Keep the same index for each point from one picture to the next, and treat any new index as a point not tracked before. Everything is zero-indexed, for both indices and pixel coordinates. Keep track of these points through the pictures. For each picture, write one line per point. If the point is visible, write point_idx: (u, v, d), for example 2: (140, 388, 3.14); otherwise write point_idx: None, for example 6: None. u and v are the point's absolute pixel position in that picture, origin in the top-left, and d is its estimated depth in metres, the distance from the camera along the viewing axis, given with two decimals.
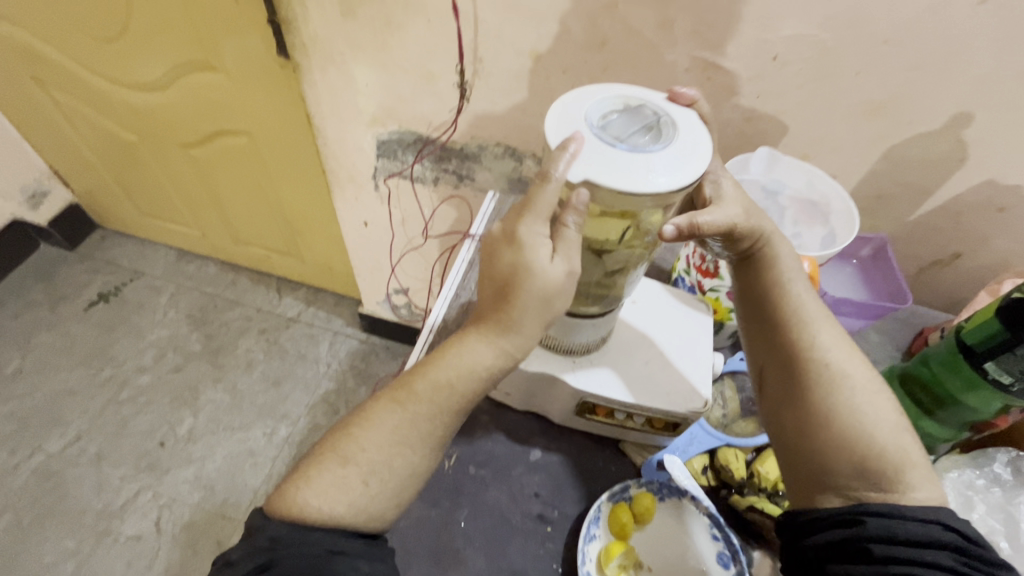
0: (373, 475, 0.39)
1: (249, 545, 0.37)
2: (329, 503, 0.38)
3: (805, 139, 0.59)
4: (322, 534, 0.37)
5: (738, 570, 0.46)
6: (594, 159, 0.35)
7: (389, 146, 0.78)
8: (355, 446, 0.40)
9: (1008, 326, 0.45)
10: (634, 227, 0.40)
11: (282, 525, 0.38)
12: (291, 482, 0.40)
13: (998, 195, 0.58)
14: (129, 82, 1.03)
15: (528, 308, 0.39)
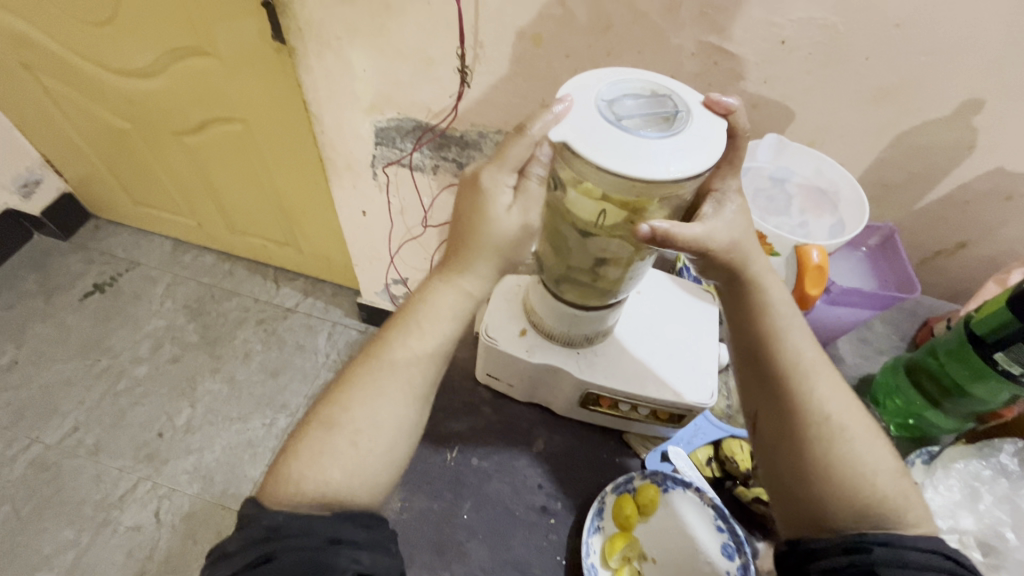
0: (361, 433, 0.38)
1: (244, 537, 0.35)
2: (321, 473, 0.37)
3: (812, 126, 0.57)
4: (318, 524, 0.35)
5: (743, 562, 0.46)
6: (589, 134, 0.34)
7: (388, 134, 0.77)
8: (337, 408, 0.39)
9: (1019, 317, 0.44)
10: (626, 213, 0.38)
11: (275, 514, 0.35)
12: (281, 457, 0.38)
13: (1005, 183, 0.58)
14: (119, 68, 1.01)
15: (478, 254, 0.40)
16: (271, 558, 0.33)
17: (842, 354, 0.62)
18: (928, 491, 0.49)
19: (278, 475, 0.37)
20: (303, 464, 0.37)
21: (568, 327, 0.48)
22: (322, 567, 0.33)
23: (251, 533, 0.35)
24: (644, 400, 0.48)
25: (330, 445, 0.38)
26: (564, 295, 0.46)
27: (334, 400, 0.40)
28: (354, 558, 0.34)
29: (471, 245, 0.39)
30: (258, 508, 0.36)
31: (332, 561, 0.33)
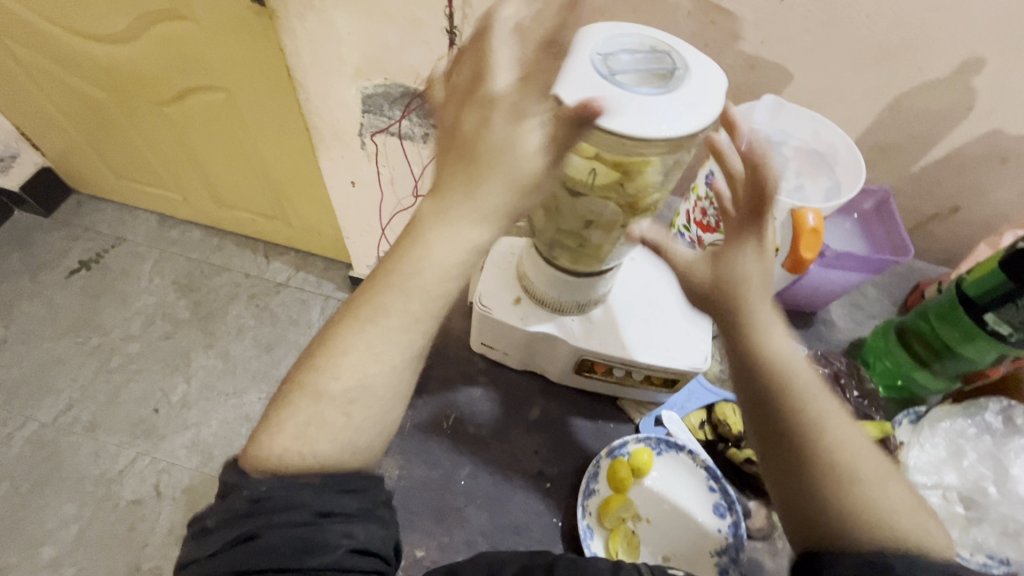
0: (353, 403, 0.36)
1: (225, 509, 0.34)
2: (307, 444, 0.35)
3: (810, 88, 0.56)
4: (303, 496, 0.34)
5: (733, 520, 0.47)
6: (585, 90, 0.33)
7: (375, 100, 0.74)
8: (325, 375, 0.37)
9: (1010, 277, 0.44)
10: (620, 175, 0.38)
11: (256, 485, 0.34)
12: (264, 425, 0.37)
13: (1002, 146, 0.57)
14: (92, 34, 0.97)
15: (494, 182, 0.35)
16: (255, 535, 0.33)
17: (834, 319, 0.63)
18: (913, 449, 0.51)
19: (260, 442, 0.36)
20: (283, 435, 0.35)
21: (560, 293, 0.47)
22: (311, 543, 0.33)
23: (234, 507, 0.34)
24: (639, 365, 0.49)
25: (319, 414, 0.36)
26: (557, 261, 0.45)
27: (314, 363, 0.37)
28: (344, 531, 0.34)
29: (487, 174, 0.34)
30: (240, 475, 0.35)
31: (321, 536, 0.33)
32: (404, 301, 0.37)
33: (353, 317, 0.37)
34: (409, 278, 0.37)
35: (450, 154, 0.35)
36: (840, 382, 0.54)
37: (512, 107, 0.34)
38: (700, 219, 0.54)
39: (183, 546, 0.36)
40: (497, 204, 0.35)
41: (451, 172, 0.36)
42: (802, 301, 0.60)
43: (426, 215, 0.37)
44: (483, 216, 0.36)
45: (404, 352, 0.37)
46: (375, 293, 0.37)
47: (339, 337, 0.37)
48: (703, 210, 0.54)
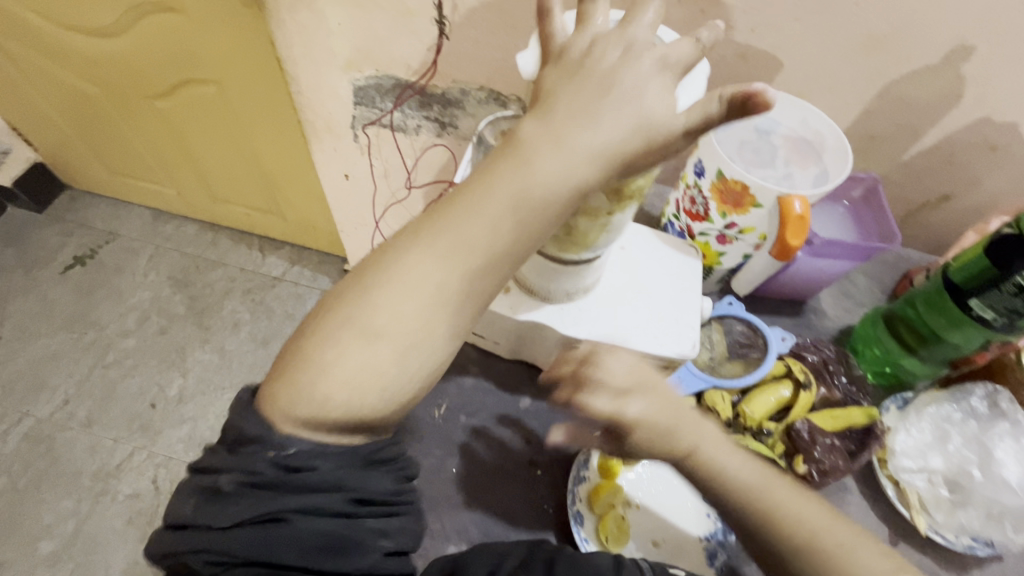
0: (411, 353, 0.34)
1: (251, 468, 0.33)
2: (354, 393, 0.34)
3: (799, 77, 0.56)
4: (344, 483, 0.34)
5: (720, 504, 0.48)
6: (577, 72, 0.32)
7: (367, 93, 0.74)
8: (387, 316, 0.34)
9: (996, 263, 0.45)
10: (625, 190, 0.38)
11: (293, 457, 0.33)
12: (300, 365, 0.34)
13: (991, 134, 0.57)
14: (81, 28, 0.96)
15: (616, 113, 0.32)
16: (288, 518, 0.33)
17: (824, 308, 0.63)
18: (900, 434, 0.52)
19: (298, 386, 0.34)
20: (332, 381, 0.34)
21: (548, 281, 0.47)
22: (349, 541, 0.34)
23: (263, 474, 0.33)
24: (627, 353, 0.49)
25: (375, 360, 0.34)
26: (544, 249, 0.43)
27: (371, 297, 0.34)
28: (380, 530, 0.35)
29: (609, 99, 0.32)
30: (268, 429, 0.34)
31: (358, 534, 0.34)
32: (492, 235, 0.34)
33: (427, 247, 0.34)
34: (500, 203, 0.33)
35: (581, 82, 0.33)
36: (828, 369, 0.55)
37: (654, 64, 0.34)
38: (689, 208, 0.54)
39: (189, 493, 0.35)
40: (606, 139, 0.32)
41: (574, 97, 0.33)
42: (791, 289, 0.61)
43: (532, 130, 0.33)
44: (592, 152, 0.32)
45: (470, 305, 0.35)
46: (461, 215, 0.34)
47: (411, 271, 0.34)
48: (692, 199, 0.54)
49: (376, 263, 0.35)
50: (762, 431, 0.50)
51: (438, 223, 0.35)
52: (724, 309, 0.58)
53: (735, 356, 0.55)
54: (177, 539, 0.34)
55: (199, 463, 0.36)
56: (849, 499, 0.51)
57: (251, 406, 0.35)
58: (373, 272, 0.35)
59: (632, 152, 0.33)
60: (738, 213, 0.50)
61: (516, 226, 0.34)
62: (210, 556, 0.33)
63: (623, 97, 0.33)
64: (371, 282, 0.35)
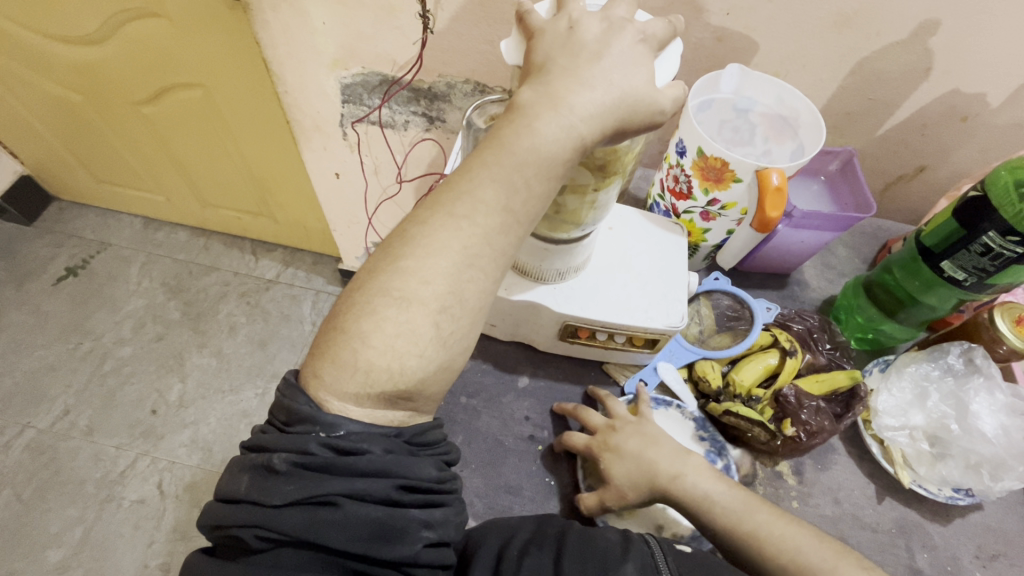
0: (443, 313, 0.33)
1: (300, 449, 0.31)
2: (397, 358, 0.33)
3: (776, 56, 0.58)
4: (391, 469, 0.32)
5: (724, 464, 0.50)
6: (562, 54, 0.34)
7: (354, 90, 0.75)
8: (415, 280, 0.33)
9: (964, 225, 0.47)
10: (611, 163, 0.41)
11: (342, 439, 0.32)
12: (337, 341, 0.33)
13: (961, 105, 0.59)
14: (64, 36, 0.96)
15: (602, 86, 0.33)
16: (337, 502, 0.31)
17: (808, 279, 0.65)
18: (882, 394, 0.54)
19: (341, 360, 0.33)
20: (372, 351, 0.33)
21: (541, 262, 0.48)
22: (395, 531, 0.32)
23: (313, 455, 0.31)
24: (620, 328, 0.51)
25: (410, 324, 0.33)
26: (538, 232, 0.45)
27: (397, 265, 0.34)
28: (425, 521, 0.33)
29: (594, 75, 0.33)
30: (318, 409, 0.32)
31: (403, 524, 0.32)
32: (505, 194, 0.33)
33: (446, 214, 0.34)
34: (511, 164, 0.33)
35: (571, 54, 0.34)
36: (812, 337, 0.57)
37: (636, 42, 0.35)
38: (673, 187, 0.56)
39: (241, 470, 0.33)
40: (602, 106, 0.33)
41: (568, 62, 0.34)
42: (773, 262, 0.63)
43: (530, 97, 0.33)
44: (588, 120, 0.33)
45: (499, 262, 0.35)
46: (468, 179, 0.34)
47: (434, 237, 0.34)
48: (676, 177, 0.56)
49: (399, 236, 0.35)
50: (752, 398, 0.52)
51: (452, 190, 0.35)
52: (711, 283, 0.60)
53: (723, 329, 0.57)
54: (225, 513, 0.32)
55: (251, 441, 0.34)
56: (836, 458, 0.54)
57: (299, 385, 0.34)
58: (396, 245, 0.34)
59: (632, 107, 0.33)
60: (719, 188, 0.52)
61: (531, 183, 0.33)
62: (260, 532, 0.31)
63: (618, 59, 0.34)
64: (397, 251, 0.34)
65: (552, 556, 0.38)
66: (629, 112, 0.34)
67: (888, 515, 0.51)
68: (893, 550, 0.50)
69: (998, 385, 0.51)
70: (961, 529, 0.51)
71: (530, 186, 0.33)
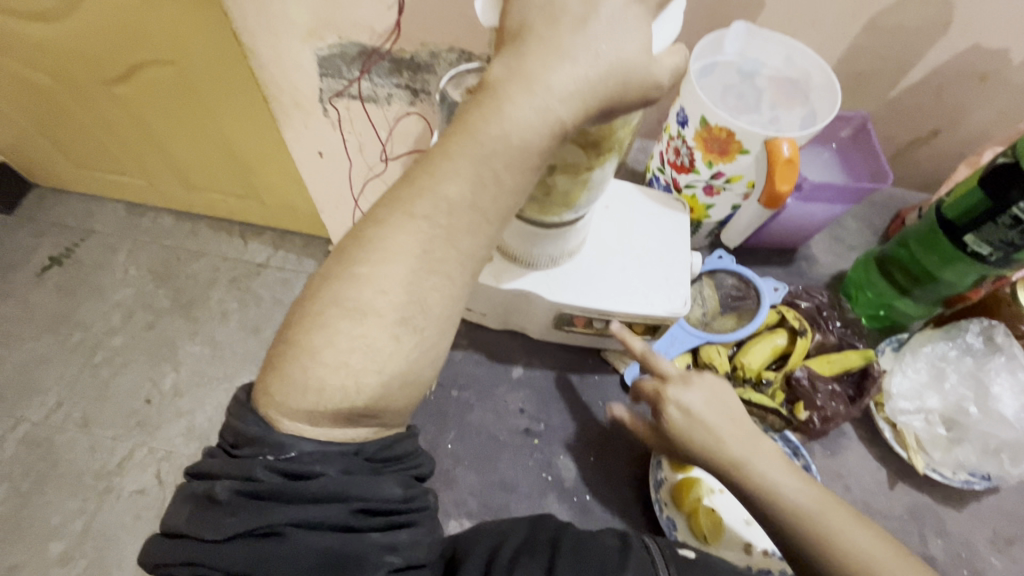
0: (404, 325, 0.30)
1: (247, 476, 0.29)
2: (352, 375, 0.30)
3: (783, 13, 0.53)
4: (347, 492, 0.30)
5: (803, 463, 0.49)
6: (540, 16, 0.29)
7: (331, 63, 0.70)
8: (379, 282, 0.30)
9: (991, 196, 0.43)
10: (607, 139, 0.36)
11: (293, 461, 0.29)
12: (291, 352, 0.30)
13: (985, 62, 0.55)
14: (20, 12, 0.89)
15: (587, 52, 0.29)
16: (284, 533, 0.29)
17: (815, 255, 0.62)
18: (896, 376, 0.51)
19: (293, 377, 0.29)
20: (324, 369, 0.29)
21: (532, 247, 0.44)
22: (350, 560, 0.29)
23: (259, 482, 0.29)
24: (619, 315, 0.47)
25: (365, 338, 0.30)
26: (525, 213, 0.41)
27: (352, 271, 0.30)
28: (387, 545, 0.31)
29: (576, 44, 0.29)
30: (268, 429, 0.30)
31: (361, 550, 0.30)
32: (479, 181, 0.29)
33: (409, 210, 0.30)
34: (484, 146, 0.29)
35: (551, 17, 0.29)
36: (822, 315, 0.54)
37: None
38: (674, 159, 0.52)
39: (184, 499, 0.31)
40: (588, 74, 0.29)
41: (547, 27, 0.29)
42: (780, 238, 0.59)
43: (503, 69, 0.29)
44: (572, 93, 0.29)
45: (475, 258, 0.31)
46: (436, 165, 0.30)
47: (392, 239, 0.30)
48: (677, 150, 0.51)
49: (362, 231, 0.31)
50: (762, 381, 0.50)
51: (414, 185, 0.31)
52: (714, 262, 0.56)
53: (726, 310, 0.54)
54: (166, 551, 0.30)
55: (196, 467, 0.32)
56: (847, 445, 0.51)
57: (249, 403, 0.31)
58: (353, 246, 0.31)
59: (623, 77, 0.29)
60: (725, 160, 0.48)
61: (508, 168, 0.29)
62: (202, 570, 0.29)
63: (606, 22, 0.29)
64: (360, 249, 0.30)
65: (544, 562, 0.35)
66: (619, 81, 0.29)
67: (899, 503, 0.49)
68: (907, 540, 0.48)
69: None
70: (976, 514, 0.49)
71: (506, 172, 0.29)
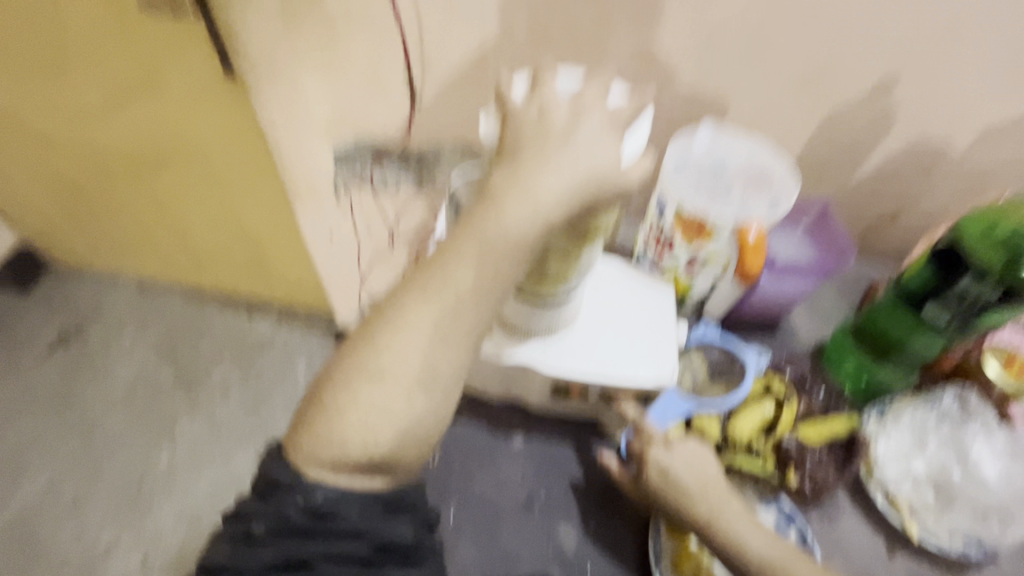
0: (417, 388, 0.34)
1: (276, 517, 0.33)
2: (371, 430, 0.33)
3: (746, 114, 0.61)
4: (367, 530, 0.33)
5: (799, 529, 0.50)
6: (534, 129, 0.36)
7: (347, 157, 0.78)
8: (396, 351, 0.34)
9: (942, 269, 0.48)
10: (596, 229, 0.42)
11: (319, 504, 0.33)
12: (318, 411, 0.34)
13: (928, 152, 0.62)
14: (67, 115, 1.00)
15: (574, 155, 0.35)
16: (314, 563, 0.32)
17: (797, 326, 0.66)
18: (881, 441, 0.53)
19: (320, 433, 0.33)
20: (347, 426, 0.33)
21: (529, 320, 0.48)
22: None
23: (290, 520, 0.32)
24: (613, 383, 0.50)
25: (384, 399, 0.33)
26: (522, 289, 0.46)
27: (373, 341, 0.34)
28: None
29: (566, 149, 0.35)
30: (296, 475, 0.33)
31: None
32: (485, 262, 0.34)
33: (424, 287, 0.34)
34: (489, 233, 0.34)
35: (543, 128, 0.36)
36: (806, 383, 0.56)
37: (608, 116, 0.37)
38: (656, 240, 0.57)
39: (223, 539, 0.34)
40: (576, 174, 0.35)
41: (541, 136, 0.35)
42: (762, 310, 0.63)
43: (505, 170, 0.35)
44: (564, 188, 0.34)
45: (481, 330, 0.35)
46: (448, 249, 0.35)
47: (409, 313, 0.34)
48: (658, 232, 0.57)
49: (383, 307, 0.35)
50: (753, 449, 0.52)
51: (428, 266, 0.35)
52: (701, 333, 0.58)
53: (716, 378, 0.57)
54: None
55: (232, 508, 0.35)
56: (843, 513, 0.52)
57: (280, 453, 0.34)
58: (375, 319, 0.35)
59: (605, 175, 0.35)
60: (701, 240, 0.53)
61: (510, 250, 0.34)
62: None
63: (584, 137, 0.36)
64: (380, 322, 0.35)
65: None
66: (602, 178, 0.35)
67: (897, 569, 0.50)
68: None
69: (994, 427, 0.50)
70: None
71: (508, 254, 0.34)
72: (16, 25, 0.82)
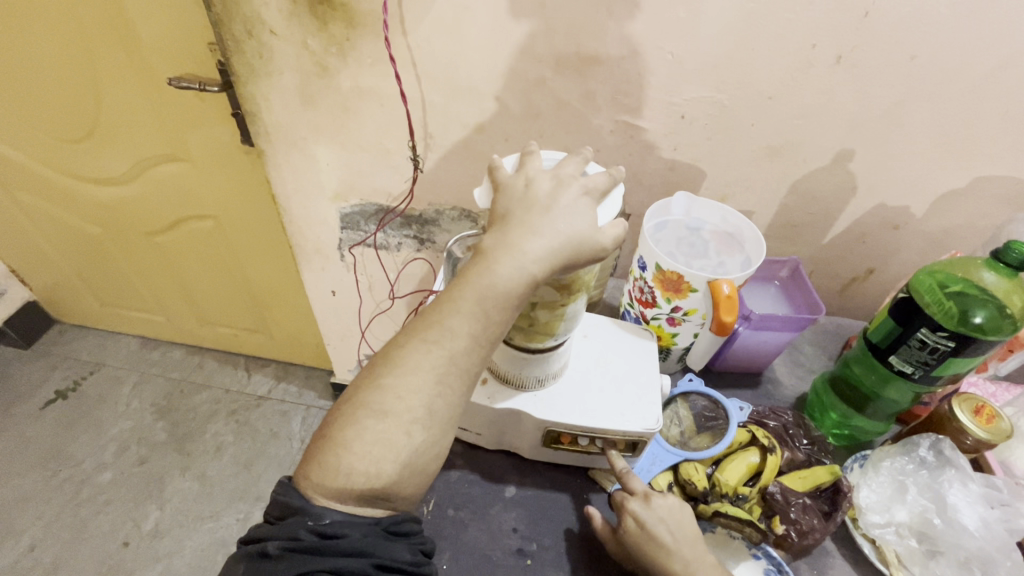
0: (416, 423, 0.36)
1: (289, 537, 0.35)
2: (374, 463, 0.36)
3: (720, 181, 0.67)
4: (370, 550, 0.35)
5: None
6: (526, 196, 0.41)
7: (353, 218, 0.84)
8: (398, 392, 0.37)
9: (900, 322, 0.52)
10: (577, 283, 0.45)
11: (327, 526, 0.35)
12: (326, 445, 0.36)
13: (890, 216, 0.68)
14: (93, 178, 1.07)
15: (560, 219, 0.40)
16: None
17: (779, 377, 0.68)
18: (863, 489, 0.55)
19: (326, 466, 0.36)
20: (352, 459, 0.36)
21: (520, 370, 0.51)
22: None
23: (300, 540, 0.34)
24: (600, 432, 0.53)
25: (386, 435, 0.36)
26: (513, 339, 0.49)
27: (378, 382, 0.37)
28: None
29: (552, 214, 0.40)
30: (306, 500, 0.36)
31: None
32: (481, 311, 0.38)
33: (424, 334, 0.38)
34: (484, 285, 0.38)
35: (533, 196, 0.41)
36: (788, 433, 0.59)
37: (589, 186, 0.42)
38: (640, 296, 0.61)
39: (238, 560, 0.36)
40: (562, 234, 0.39)
41: (532, 202, 0.40)
42: (745, 363, 0.67)
43: (500, 231, 0.40)
44: (551, 247, 0.39)
45: (475, 373, 0.38)
46: (447, 300, 0.39)
47: (411, 358, 0.38)
48: (641, 289, 0.61)
49: (387, 352, 0.39)
50: (739, 496, 0.53)
51: (429, 316, 0.39)
52: (686, 385, 0.62)
53: (702, 430, 0.59)
54: None
55: (248, 534, 0.37)
56: (833, 562, 0.53)
57: (293, 482, 0.37)
58: (379, 363, 0.38)
59: (588, 236, 0.40)
60: (679, 297, 0.58)
61: (503, 300, 0.38)
62: None
63: (568, 205, 0.41)
64: (384, 366, 0.38)
65: None
66: (585, 238, 0.40)
67: None
68: None
69: (969, 476, 0.52)
70: None
71: (501, 304, 0.38)
72: (55, 99, 0.90)
